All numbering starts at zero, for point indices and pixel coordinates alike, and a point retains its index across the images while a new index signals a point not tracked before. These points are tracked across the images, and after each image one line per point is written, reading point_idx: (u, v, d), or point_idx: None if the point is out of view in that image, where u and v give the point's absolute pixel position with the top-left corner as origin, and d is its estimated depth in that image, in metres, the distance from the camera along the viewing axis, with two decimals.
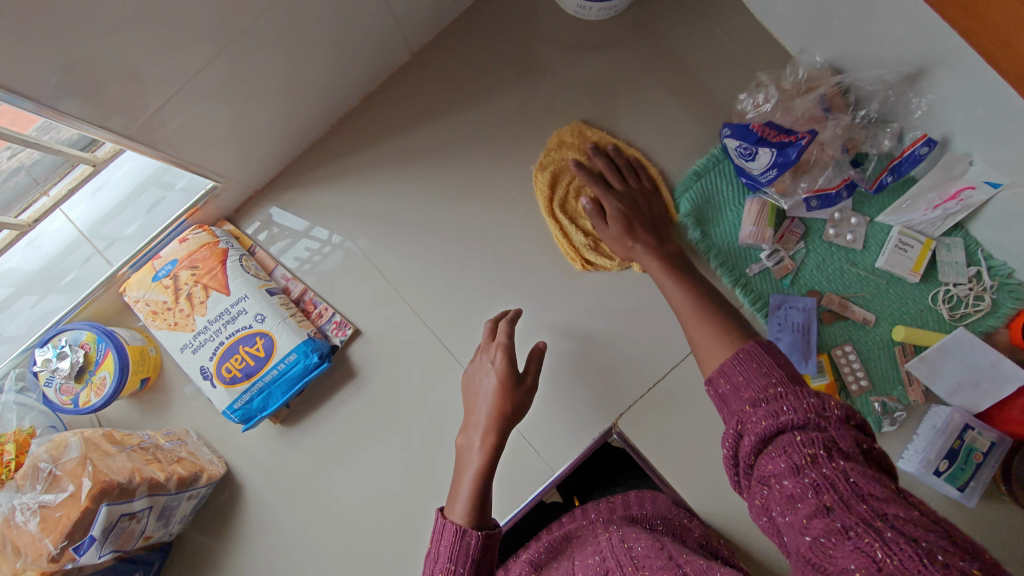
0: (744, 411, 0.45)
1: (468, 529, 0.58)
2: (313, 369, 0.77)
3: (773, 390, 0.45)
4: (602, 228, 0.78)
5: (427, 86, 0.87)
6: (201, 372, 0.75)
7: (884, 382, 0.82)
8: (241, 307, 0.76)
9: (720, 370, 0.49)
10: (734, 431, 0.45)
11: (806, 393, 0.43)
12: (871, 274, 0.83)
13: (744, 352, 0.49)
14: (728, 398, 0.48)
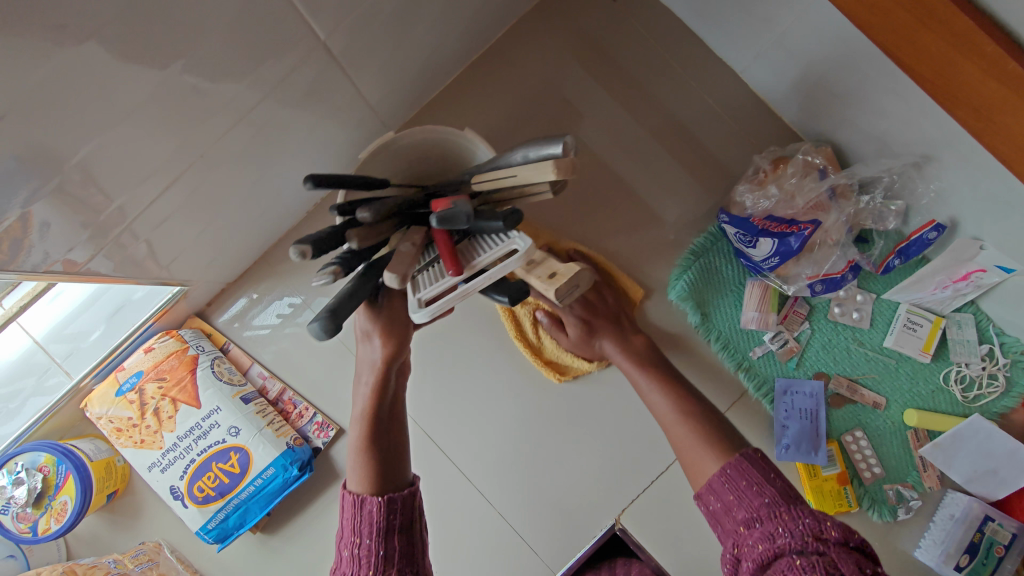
0: (734, 531, 0.46)
1: (365, 496, 0.48)
2: (293, 482, 0.72)
3: (764, 511, 0.45)
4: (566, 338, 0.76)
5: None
6: (171, 493, 0.70)
7: (898, 468, 0.78)
8: (214, 420, 0.71)
9: (709, 488, 0.49)
10: (732, 555, 0.46)
11: (801, 512, 0.44)
12: (879, 354, 0.79)
13: (729, 468, 0.48)
14: (720, 517, 0.48)
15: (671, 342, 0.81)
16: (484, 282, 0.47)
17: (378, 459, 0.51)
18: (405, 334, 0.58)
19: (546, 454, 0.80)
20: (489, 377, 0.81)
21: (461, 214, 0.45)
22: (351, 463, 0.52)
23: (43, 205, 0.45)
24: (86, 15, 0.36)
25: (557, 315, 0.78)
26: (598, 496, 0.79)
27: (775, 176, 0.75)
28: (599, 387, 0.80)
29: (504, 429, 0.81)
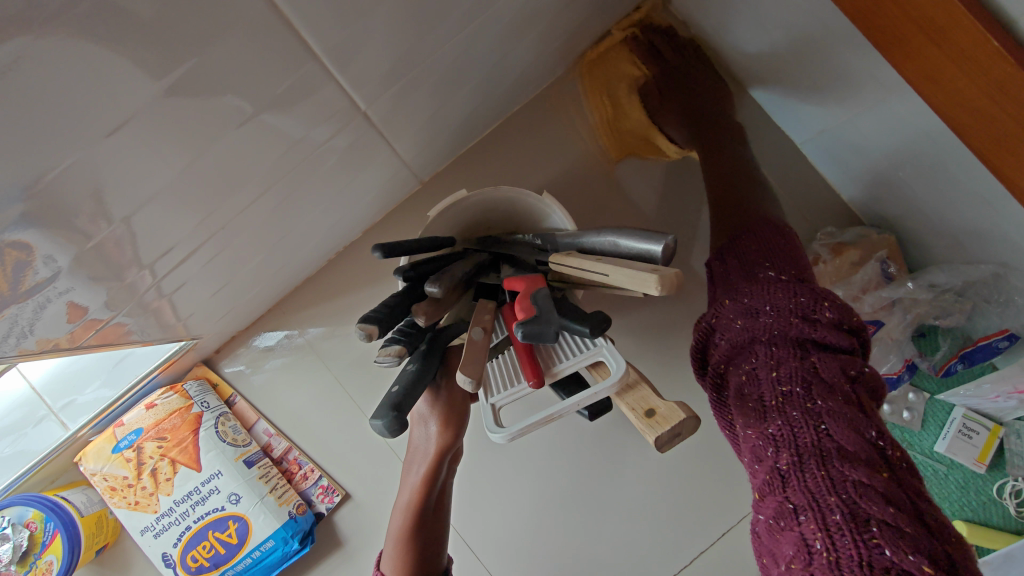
0: (720, 310, 0.45)
1: None
2: (292, 555, 0.68)
3: (760, 281, 0.44)
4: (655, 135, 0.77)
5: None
6: (163, 560, 0.65)
7: None
8: (214, 485, 0.66)
9: (717, 258, 0.50)
10: (707, 326, 0.46)
11: (795, 291, 0.42)
12: (929, 459, 0.74)
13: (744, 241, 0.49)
14: (717, 282, 0.49)
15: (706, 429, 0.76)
16: (572, 405, 0.48)
17: (420, 551, 0.53)
18: (462, 423, 0.55)
19: (567, 543, 0.72)
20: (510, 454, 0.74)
21: (547, 333, 0.44)
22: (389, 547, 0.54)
23: (42, 285, 0.41)
24: (100, 110, 0.31)
25: (651, 57, 0.76)
26: None
27: (832, 268, 0.70)
28: (627, 473, 0.73)
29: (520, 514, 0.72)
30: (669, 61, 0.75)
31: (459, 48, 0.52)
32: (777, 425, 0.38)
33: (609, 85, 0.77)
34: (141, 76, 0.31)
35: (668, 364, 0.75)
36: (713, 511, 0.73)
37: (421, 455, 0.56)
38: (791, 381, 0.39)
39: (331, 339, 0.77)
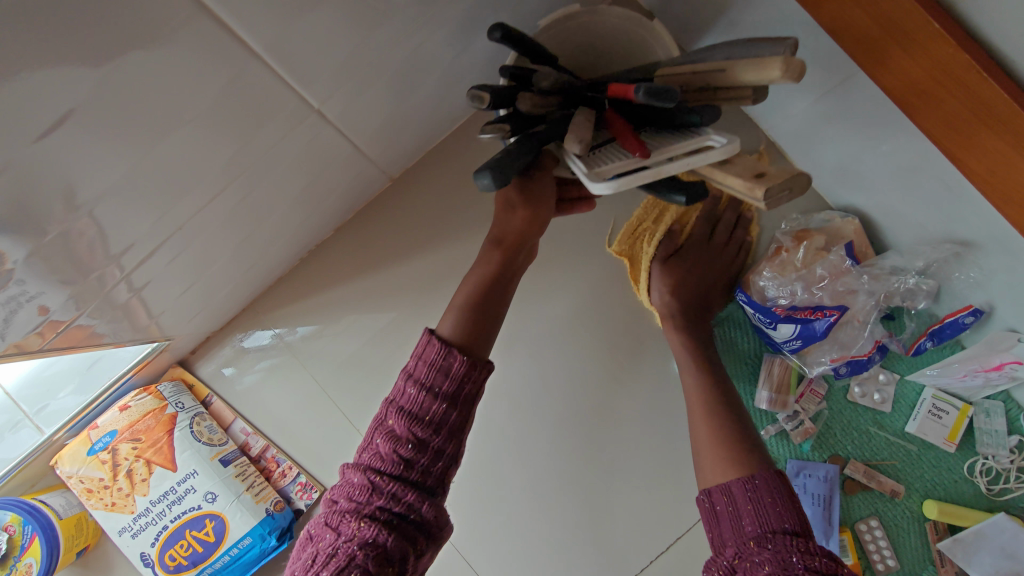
0: (745, 552, 0.47)
1: (453, 351, 0.47)
2: (271, 551, 0.68)
3: (778, 533, 0.47)
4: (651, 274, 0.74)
5: (414, 216, 0.78)
6: (142, 559, 0.66)
7: (911, 563, 0.73)
8: (189, 485, 0.67)
9: (719, 486, 0.52)
10: (729, 562, 0.48)
11: (815, 549, 0.45)
12: (900, 439, 0.74)
13: (755, 480, 0.50)
14: (723, 519, 0.51)
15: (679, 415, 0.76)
16: (680, 167, 0.43)
17: (474, 330, 0.50)
18: (541, 211, 0.56)
19: (540, 529, 0.75)
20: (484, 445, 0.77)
21: (671, 95, 0.41)
22: (445, 318, 0.51)
23: (8, 293, 0.42)
24: (33, 118, 0.31)
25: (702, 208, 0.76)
26: None
27: (802, 256, 0.70)
28: (600, 460, 0.75)
29: (502, 507, 0.75)
30: (724, 237, 0.75)
31: (410, 45, 0.52)
32: None
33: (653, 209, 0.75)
34: (73, 76, 0.31)
35: (640, 352, 0.76)
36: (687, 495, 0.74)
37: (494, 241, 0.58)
38: None
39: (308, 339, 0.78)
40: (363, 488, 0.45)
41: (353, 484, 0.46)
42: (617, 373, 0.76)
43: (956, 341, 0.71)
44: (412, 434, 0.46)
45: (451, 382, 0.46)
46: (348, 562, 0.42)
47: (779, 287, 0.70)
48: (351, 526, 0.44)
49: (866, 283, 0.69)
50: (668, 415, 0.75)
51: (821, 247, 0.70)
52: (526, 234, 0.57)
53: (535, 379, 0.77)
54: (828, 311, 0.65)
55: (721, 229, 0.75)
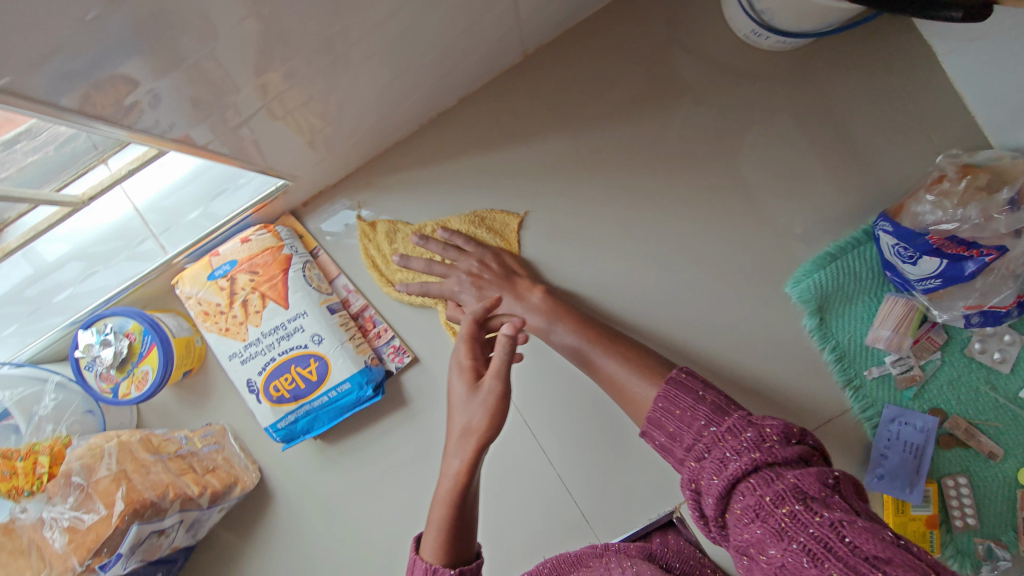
0: (693, 467, 0.42)
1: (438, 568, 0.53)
2: (365, 401, 0.71)
3: (702, 431, 0.43)
4: (463, 319, 0.74)
5: (534, 100, 0.77)
6: (247, 386, 0.69)
7: (994, 525, 0.72)
8: (299, 324, 0.69)
9: (650, 423, 0.47)
10: (690, 491, 0.42)
11: (742, 426, 0.40)
12: (1011, 403, 0.71)
13: (660, 400, 0.47)
14: (668, 450, 0.45)
15: (783, 347, 0.74)
16: None
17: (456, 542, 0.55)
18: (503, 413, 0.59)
19: (607, 422, 0.77)
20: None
21: None
22: (429, 537, 0.56)
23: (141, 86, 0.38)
24: None
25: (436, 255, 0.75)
26: (658, 483, 0.76)
27: (962, 190, 0.65)
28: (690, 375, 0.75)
29: (580, 407, 0.77)
30: (450, 263, 0.75)
31: None
32: (801, 541, 0.33)
33: (378, 271, 0.77)
34: None
35: (749, 273, 0.74)
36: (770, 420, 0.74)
37: (470, 422, 0.59)
38: (783, 498, 0.35)
39: (416, 209, 0.77)
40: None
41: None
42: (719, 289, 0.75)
43: None
44: None
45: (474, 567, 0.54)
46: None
47: (943, 214, 0.65)
48: None
49: None
50: (766, 339, 0.74)
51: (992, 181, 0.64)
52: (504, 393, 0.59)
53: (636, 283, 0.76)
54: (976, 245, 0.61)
55: (453, 250, 0.75)
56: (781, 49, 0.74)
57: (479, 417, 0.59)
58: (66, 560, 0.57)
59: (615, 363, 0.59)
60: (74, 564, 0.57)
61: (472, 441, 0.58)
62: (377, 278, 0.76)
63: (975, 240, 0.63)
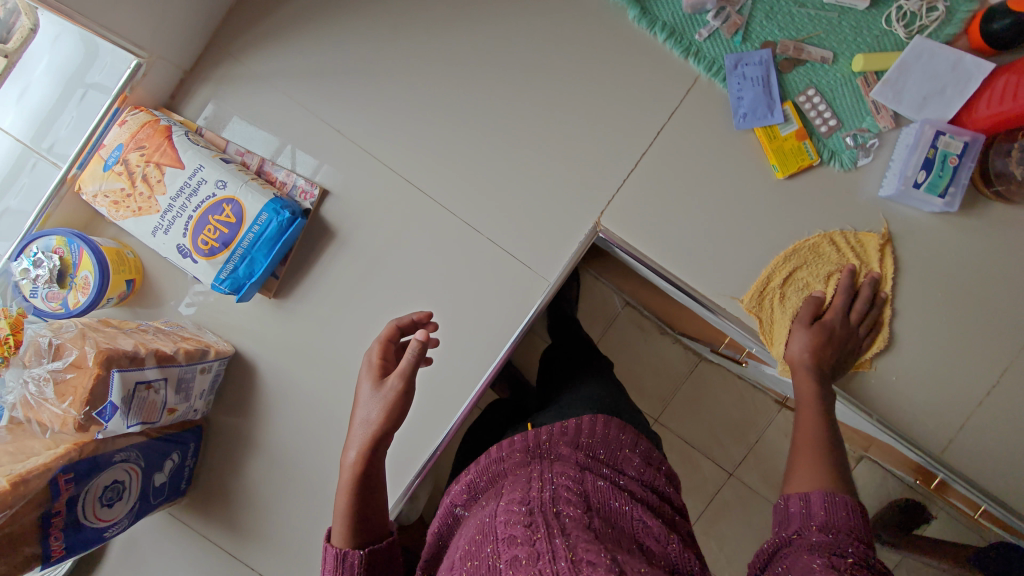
0: (805, 532, 0.55)
1: (348, 552, 0.65)
2: (288, 226, 0.77)
3: (835, 532, 0.54)
4: (793, 337, 0.79)
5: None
6: (180, 251, 0.76)
7: (853, 118, 0.82)
8: (200, 177, 0.75)
9: (793, 496, 0.60)
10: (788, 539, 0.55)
11: (864, 550, 0.51)
12: (822, 11, 0.81)
13: (825, 495, 0.57)
14: (793, 517, 0.58)
15: (619, 43, 0.83)
16: None
17: (360, 517, 0.67)
18: (398, 417, 0.68)
19: (514, 181, 0.85)
20: (454, 132, 0.85)
21: None
22: (336, 521, 0.67)
23: None
24: None
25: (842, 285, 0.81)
26: (572, 208, 0.85)
27: None
28: (555, 102, 0.84)
29: (484, 172, 0.85)
30: (858, 311, 0.81)
31: None
32: None
33: (798, 265, 0.83)
34: None
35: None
36: (634, 110, 0.83)
37: (369, 415, 0.68)
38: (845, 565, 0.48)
39: (271, 62, 0.84)
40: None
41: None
42: (550, 20, 0.83)
43: None
44: None
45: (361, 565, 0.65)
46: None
47: None
48: None
49: None
50: (604, 45, 0.83)
51: None
52: (397, 410, 0.68)
53: (480, 45, 0.84)
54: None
55: (857, 301, 0.81)
56: None
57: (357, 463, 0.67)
58: (63, 412, 0.63)
59: (820, 436, 0.66)
60: (72, 414, 0.63)
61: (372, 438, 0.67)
62: (784, 263, 0.83)
63: None
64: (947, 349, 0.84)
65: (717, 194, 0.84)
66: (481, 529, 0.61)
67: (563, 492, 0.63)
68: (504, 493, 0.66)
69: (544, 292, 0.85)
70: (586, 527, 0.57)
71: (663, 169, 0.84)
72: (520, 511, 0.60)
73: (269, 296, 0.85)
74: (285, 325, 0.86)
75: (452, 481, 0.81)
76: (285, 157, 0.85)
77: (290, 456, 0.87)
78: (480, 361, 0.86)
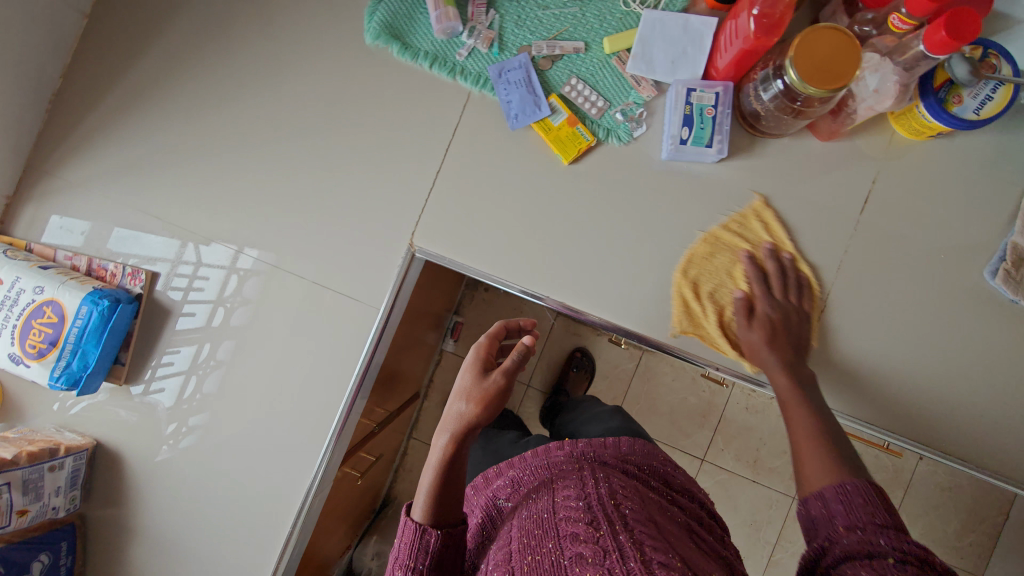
0: (835, 534, 0.57)
1: (428, 530, 0.68)
2: (111, 313, 0.82)
3: (866, 524, 0.56)
4: (744, 330, 0.82)
5: (124, 26, 0.91)
6: (14, 359, 0.81)
7: (618, 94, 0.87)
8: (20, 288, 0.81)
9: (825, 491, 0.62)
10: (822, 546, 0.58)
11: (898, 533, 0.54)
12: (565, 8, 0.87)
13: (850, 487, 0.60)
14: (820, 521, 0.61)
15: (391, 81, 0.90)
16: None
17: (441, 501, 0.70)
18: (491, 405, 0.73)
19: (329, 227, 0.90)
20: (268, 195, 0.91)
21: None
22: (420, 496, 0.71)
23: None
24: None
25: (778, 273, 0.85)
26: (387, 238, 0.90)
27: None
28: (347, 147, 0.90)
29: (300, 225, 0.91)
30: (789, 289, 0.84)
31: None
32: None
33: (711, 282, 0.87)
34: None
35: (334, 51, 0.90)
36: (419, 138, 0.89)
37: (462, 408, 0.73)
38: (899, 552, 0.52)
39: (86, 171, 0.91)
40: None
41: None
42: (324, 76, 0.90)
43: None
44: None
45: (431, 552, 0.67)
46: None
47: None
48: None
49: None
50: (378, 86, 0.90)
51: None
52: (492, 403, 0.73)
53: (272, 113, 0.91)
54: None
55: (780, 278, 0.84)
56: None
57: (448, 451, 0.72)
58: None
59: (814, 427, 0.70)
60: None
61: (465, 423, 0.72)
62: (727, 262, 0.86)
63: None
64: None
65: (516, 194, 0.89)
66: (537, 524, 0.61)
67: (620, 488, 0.64)
68: (556, 489, 0.66)
69: (373, 319, 0.90)
70: (652, 524, 0.58)
71: (459, 184, 0.89)
72: (575, 509, 0.60)
73: (120, 383, 0.90)
74: (185, 397, 0.91)
75: (492, 476, 0.79)
76: (189, 255, 0.91)
77: (182, 525, 0.92)
78: (330, 396, 0.90)
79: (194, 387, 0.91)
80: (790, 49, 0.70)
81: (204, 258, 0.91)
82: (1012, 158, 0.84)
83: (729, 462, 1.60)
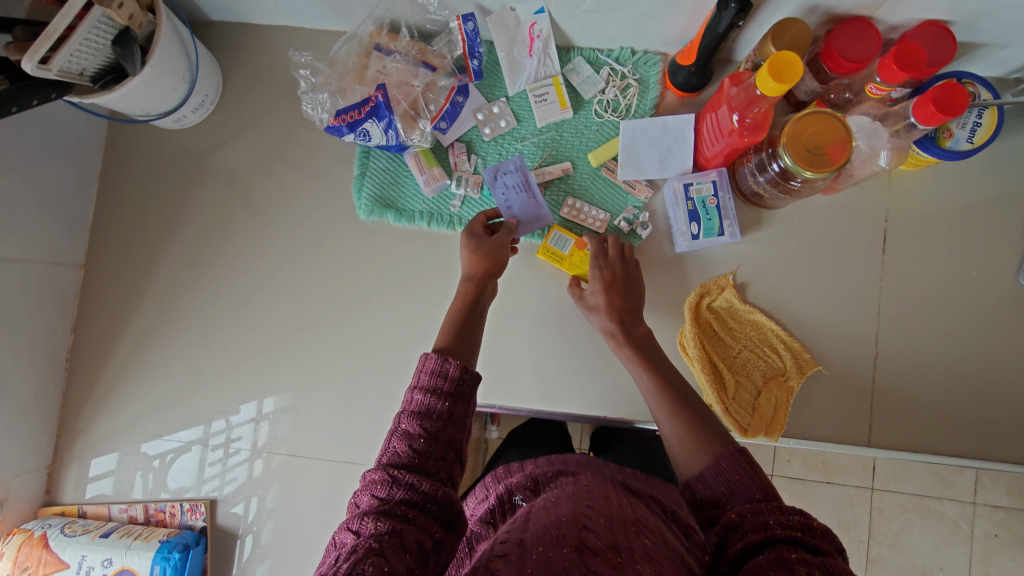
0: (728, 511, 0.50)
1: (447, 360, 0.56)
2: (183, 562, 0.82)
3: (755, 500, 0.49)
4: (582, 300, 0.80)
5: (127, 261, 0.91)
6: None
7: (616, 203, 0.87)
8: (87, 565, 0.81)
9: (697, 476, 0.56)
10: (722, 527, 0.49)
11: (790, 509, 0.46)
12: (541, 135, 0.88)
13: (723, 461, 0.54)
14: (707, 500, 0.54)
15: (395, 248, 0.91)
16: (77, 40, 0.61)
17: (457, 340, 0.65)
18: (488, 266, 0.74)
19: (371, 405, 0.90)
20: (303, 390, 0.90)
21: None
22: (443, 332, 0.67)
23: None
24: None
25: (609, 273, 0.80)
26: None
27: (344, 55, 0.82)
28: (370, 324, 0.90)
29: (342, 409, 0.90)
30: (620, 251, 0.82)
31: None
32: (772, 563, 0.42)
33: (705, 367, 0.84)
34: None
35: (335, 234, 0.91)
36: (438, 296, 0.90)
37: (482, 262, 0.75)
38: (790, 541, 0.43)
39: (119, 418, 0.90)
40: (383, 483, 0.48)
41: (374, 483, 0.49)
42: (331, 262, 0.91)
43: (486, 42, 0.87)
44: (423, 430, 0.51)
45: (451, 383, 0.55)
46: (370, 542, 0.43)
47: (313, 105, 0.82)
48: (365, 495, 0.49)
49: (386, 51, 0.80)
50: (384, 256, 0.91)
51: (349, 53, 0.82)
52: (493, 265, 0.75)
53: (289, 310, 0.91)
54: (360, 95, 0.79)
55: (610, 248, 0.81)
56: (214, 111, 0.92)
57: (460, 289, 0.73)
58: None
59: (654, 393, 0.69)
60: None
61: (468, 284, 0.73)
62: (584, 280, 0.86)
63: (365, 95, 0.79)
64: (820, 343, 0.86)
65: (545, 322, 0.88)
66: (558, 531, 0.47)
67: (646, 512, 0.54)
68: (579, 493, 0.55)
69: None
70: (676, 561, 0.45)
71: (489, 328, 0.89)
72: (597, 525, 0.48)
73: None
74: (245, 558, 0.89)
75: (522, 466, 0.71)
76: (217, 426, 0.90)
77: None
78: None
79: (252, 542, 0.89)
80: (781, 136, 0.72)
81: (233, 421, 0.90)
82: (1009, 159, 0.85)
83: (796, 470, 1.22)
